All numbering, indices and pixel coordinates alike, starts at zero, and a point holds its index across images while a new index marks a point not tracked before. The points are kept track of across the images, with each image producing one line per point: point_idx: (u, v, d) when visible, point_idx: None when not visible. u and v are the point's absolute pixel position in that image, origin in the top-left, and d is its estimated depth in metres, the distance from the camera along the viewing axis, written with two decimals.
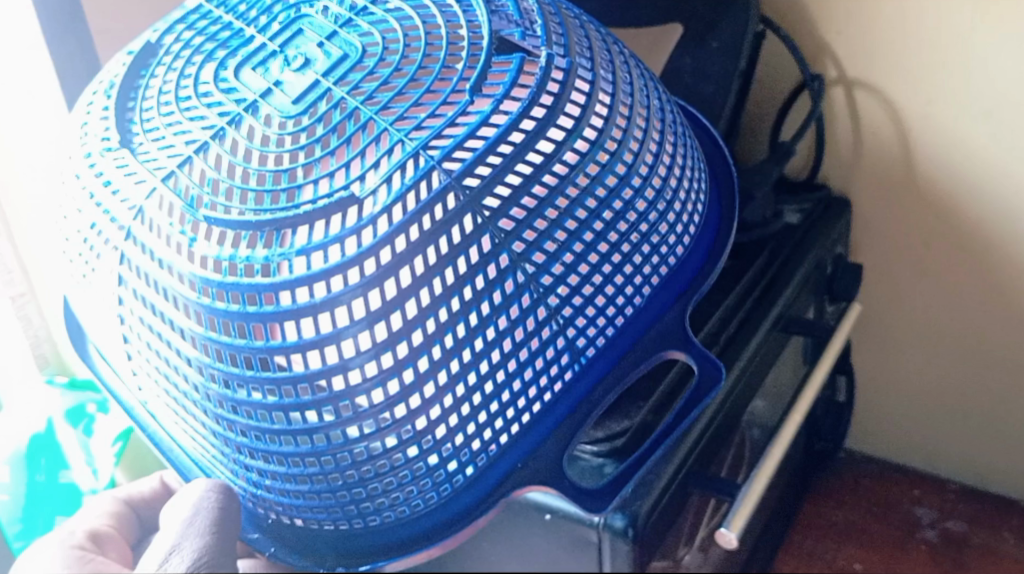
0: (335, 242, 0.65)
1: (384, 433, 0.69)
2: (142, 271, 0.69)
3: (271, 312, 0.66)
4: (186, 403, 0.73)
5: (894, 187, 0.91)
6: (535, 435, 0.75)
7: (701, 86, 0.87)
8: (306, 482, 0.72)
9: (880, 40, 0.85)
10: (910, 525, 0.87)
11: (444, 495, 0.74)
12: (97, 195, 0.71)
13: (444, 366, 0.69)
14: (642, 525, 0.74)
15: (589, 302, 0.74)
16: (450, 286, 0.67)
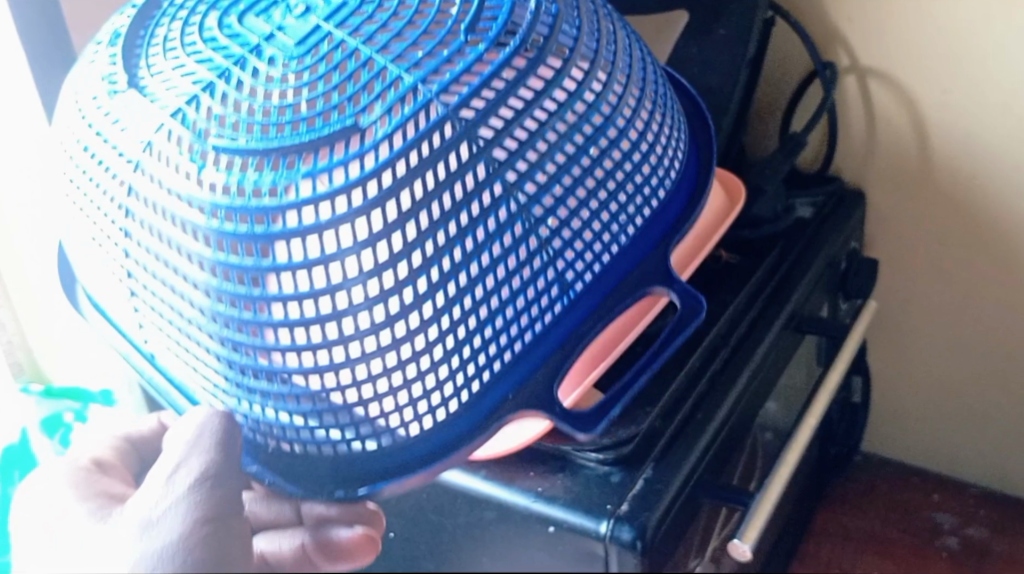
0: (338, 164, 0.61)
1: (384, 354, 0.64)
2: (151, 202, 0.64)
3: (278, 233, 0.61)
4: (184, 329, 0.67)
5: (909, 179, 0.87)
6: (526, 366, 0.71)
7: (706, 76, 0.83)
8: (298, 403, 0.67)
9: (895, 27, 0.82)
10: (930, 532, 0.82)
11: (433, 428, 0.68)
12: (103, 130, 0.66)
13: (442, 286, 0.64)
14: (651, 536, 0.70)
15: (578, 233, 0.70)
16: (447, 211, 0.63)
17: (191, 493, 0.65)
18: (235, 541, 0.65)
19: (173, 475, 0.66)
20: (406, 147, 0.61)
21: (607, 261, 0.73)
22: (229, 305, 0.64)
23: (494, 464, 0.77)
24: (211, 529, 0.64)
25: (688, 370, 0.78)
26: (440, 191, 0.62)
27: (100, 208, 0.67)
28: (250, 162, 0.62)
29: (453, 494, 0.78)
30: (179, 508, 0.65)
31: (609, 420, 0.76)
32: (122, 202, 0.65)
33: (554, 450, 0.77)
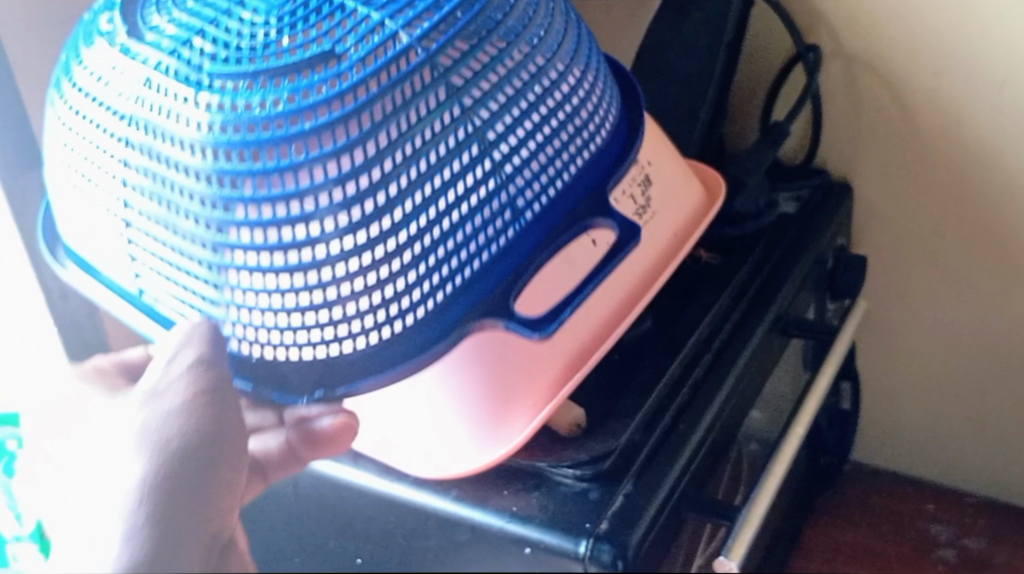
0: (321, 83, 0.60)
1: (349, 258, 0.61)
2: (151, 127, 0.61)
3: (269, 138, 0.60)
4: (170, 256, 0.64)
5: (898, 168, 0.82)
6: (467, 299, 0.67)
7: (683, 63, 0.78)
8: (267, 301, 0.63)
9: (878, 7, 0.77)
10: (927, 543, 0.78)
11: (386, 345, 0.65)
12: (98, 69, 0.64)
13: (405, 196, 0.61)
14: (632, 557, 0.64)
15: (527, 157, 0.66)
16: (413, 125, 0.61)
17: (181, 400, 0.64)
18: (218, 463, 0.64)
19: (166, 379, 0.65)
20: (383, 69, 0.60)
21: (551, 197, 0.69)
22: (224, 210, 0.61)
23: (466, 483, 0.71)
24: (198, 448, 0.64)
25: (668, 378, 0.73)
26: (399, 111, 0.61)
27: (91, 145, 0.64)
28: (242, 85, 0.60)
29: (425, 517, 0.72)
30: (180, 383, 0.64)
31: (586, 434, 0.71)
32: (116, 132, 0.62)
33: (529, 467, 0.71)
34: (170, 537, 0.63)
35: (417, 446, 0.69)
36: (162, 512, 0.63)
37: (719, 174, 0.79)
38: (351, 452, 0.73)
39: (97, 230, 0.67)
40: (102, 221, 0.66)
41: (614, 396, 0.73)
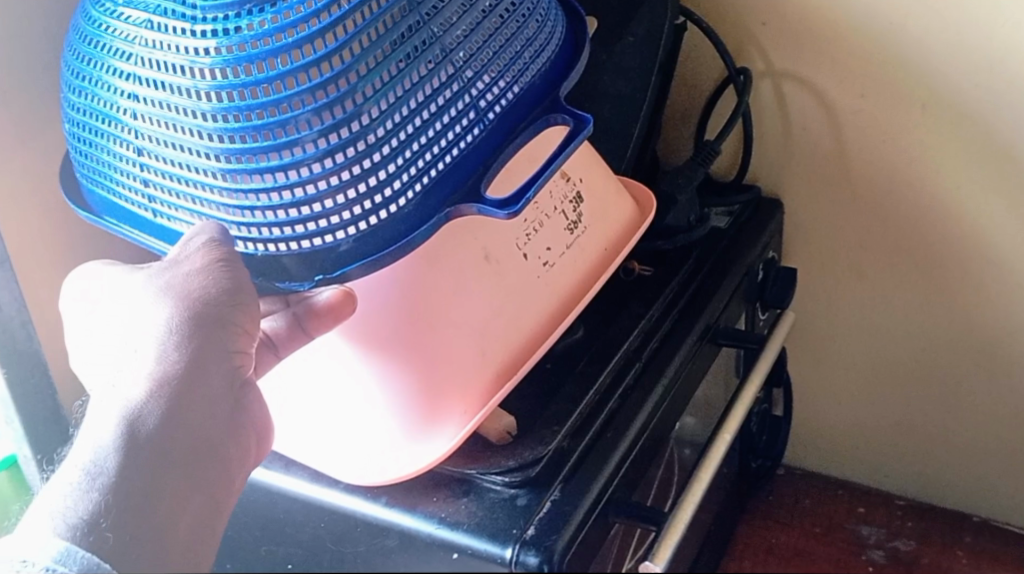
0: (298, 6, 0.62)
1: (330, 154, 0.64)
2: (155, 60, 0.64)
3: (259, 53, 0.62)
4: (176, 173, 0.67)
5: (826, 183, 0.84)
6: (435, 198, 0.68)
7: (615, 83, 0.78)
8: (262, 197, 0.66)
9: (806, 30, 0.78)
10: (855, 546, 0.87)
11: (367, 233, 0.67)
12: (102, 20, 0.68)
13: (379, 97, 0.63)
14: (559, 562, 0.67)
15: (487, 62, 0.68)
16: (378, 36, 0.63)
17: (200, 263, 0.64)
18: (235, 315, 0.65)
19: (183, 247, 0.65)
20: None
21: (507, 105, 0.71)
22: (224, 121, 0.64)
23: (395, 490, 0.73)
24: (214, 306, 0.64)
25: (598, 387, 0.75)
26: (365, 26, 0.63)
27: (101, 85, 0.67)
28: (230, 14, 0.63)
29: (353, 522, 0.74)
30: (177, 289, 0.65)
31: (515, 442, 0.73)
32: (124, 72, 0.66)
33: (458, 474, 0.73)
34: (192, 388, 0.63)
35: (351, 446, 0.72)
36: (185, 360, 0.63)
37: (650, 191, 0.81)
38: (281, 458, 0.75)
39: (112, 169, 0.70)
40: (117, 161, 0.69)
41: (539, 409, 0.75)
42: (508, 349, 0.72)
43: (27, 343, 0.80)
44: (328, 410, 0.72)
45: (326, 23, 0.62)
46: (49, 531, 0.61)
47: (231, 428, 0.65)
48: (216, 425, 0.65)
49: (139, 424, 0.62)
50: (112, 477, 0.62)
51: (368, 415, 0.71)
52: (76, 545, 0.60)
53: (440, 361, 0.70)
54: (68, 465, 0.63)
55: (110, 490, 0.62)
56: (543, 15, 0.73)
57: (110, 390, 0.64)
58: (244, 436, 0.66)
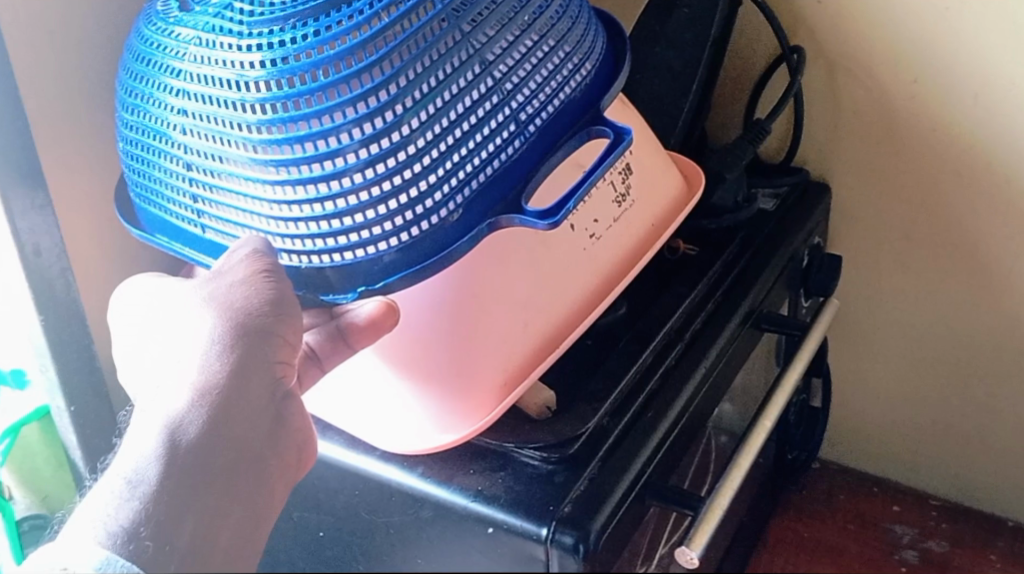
0: (344, 19, 0.61)
1: (372, 163, 0.62)
2: (203, 76, 0.63)
3: (303, 65, 0.61)
4: (223, 185, 0.65)
5: (874, 171, 0.83)
6: (478, 209, 0.66)
7: (670, 56, 0.79)
8: (305, 208, 0.64)
9: (860, 12, 0.77)
10: (889, 545, 0.82)
11: (410, 244, 0.65)
12: (152, 37, 0.67)
13: (420, 107, 0.62)
14: (595, 541, 0.64)
15: (528, 79, 0.66)
16: (422, 49, 0.61)
17: (244, 274, 0.63)
18: (278, 326, 0.62)
19: (227, 259, 0.64)
20: (388, 7, 0.61)
21: (551, 116, 0.69)
22: (268, 133, 0.62)
23: (433, 460, 0.71)
24: (260, 320, 0.62)
25: (639, 366, 0.73)
26: (409, 39, 0.61)
27: (151, 101, 0.66)
28: (276, 28, 0.62)
29: (387, 492, 0.72)
30: (218, 303, 0.62)
31: (555, 416, 0.71)
32: (174, 88, 0.64)
33: (495, 447, 0.71)
34: (236, 393, 0.61)
35: (386, 423, 0.71)
36: (230, 366, 0.61)
37: (699, 168, 0.80)
38: (318, 423, 0.75)
39: (162, 184, 0.69)
40: (168, 178, 0.68)
41: (581, 383, 0.73)
42: (548, 332, 0.70)
43: (66, 291, 0.75)
44: (370, 392, 0.71)
45: (365, 34, 0.61)
46: (92, 541, 0.58)
47: (274, 438, 0.62)
48: (259, 434, 0.62)
49: (181, 433, 0.60)
50: (153, 485, 0.59)
51: (404, 398, 0.70)
52: (117, 554, 0.58)
53: (480, 357, 0.68)
54: (110, 474, 0.60)
55: (151, 499, 0.59)
56: (584, 33, 0.71)
57: (157, 398, 0.62)
58: (287, 443, 0.63)
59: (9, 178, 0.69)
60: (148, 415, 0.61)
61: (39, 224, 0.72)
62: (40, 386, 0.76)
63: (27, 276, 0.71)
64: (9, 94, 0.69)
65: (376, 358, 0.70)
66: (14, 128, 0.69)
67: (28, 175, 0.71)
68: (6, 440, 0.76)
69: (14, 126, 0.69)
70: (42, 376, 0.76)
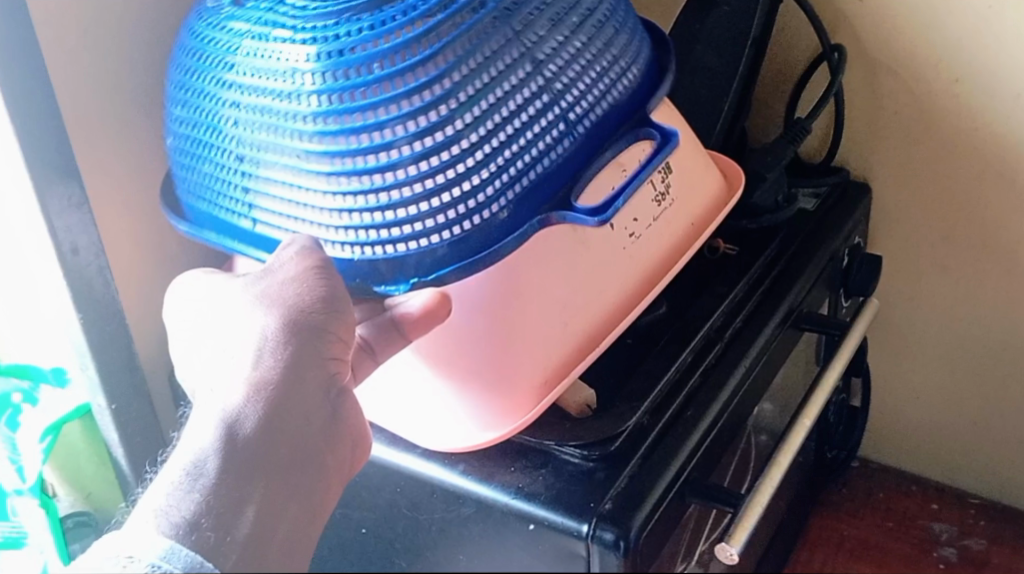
0: (396, 17, 0.63)
1: (425, 157, 0.63)
2: (258, 70, 0.65)
3: (355, 58, 0.63)
4: (275, 177, 0.66)
5: (914, 172, 0.82)
6: (526, 207, 0.67)
7: (710, 55, 0.80)
8: (357, 201, 0.65)
9: (901, 11, 0.76)
10: (927, 541, 0.84)
11: (460, 239, 0.66)
12: (207, 36, 0.69)
13: (472, 103, 0.63)
14: (636, 538, 0.65)
15: (577, 77, 0.68)
16: (474, 49, 0.63)
17: (294, 272, 0.64)
18: (330, 323, 0.63)
19: (278, 258, 0.65)
20: (438, 3, 0.63)
21: (600, 116, 0.69)
22: (321, 126, 0.63)
23: (472, 457, 0.71)
24: (311, 317, 0.63)
25: (679, 365, 0.74)
26: (460, 36, 0.63)
27: (205, 94, 0.68)
28: (327, 26, 0.64)
29: (428, 489, 0.72)
30: (269, 300, 0.64)
31: (595, 415, 0.72)
32: (229, 83, 0.66)
33: (535, 445, 0.71)
34: (292, 389, 0.62)
35: (431, 422, 0.72)
36: (285, 362, 0.62)
37: (740, 169, 0.80)
38: None
39: (215, 181, 0.70)
40: (221, 174, 0.70)
41: (620, 383, 0.74)
42: (588, 330, 0.71)
43: (105, 290, 0.75)
44: (415, 388, 0.72)
45: (416, 30, 0.63)
46: (153, 531, 0.59)
47: (330, 433, 0.63)
48: (313, 428, 0.62)
49: (238, 427, 0.61)
50: (212, 477, 0.60)
51: (449, 394, 0.71)
52: (179, 544, 0.58)
53: (520, 353, 0.69)
54: (171, 466, 0.61)
55: (211, 490, 0.60)
56: (631, 37, 0.72)
57: (215, 396, 0.63)
58: (340, 443, 0.63)
59: (46, 179, 0.69)
60: (206, 408, 0.63)
61: (77, 221, 0.72)
62: (80, 383, 0.76)
63: (64, 274, 0.71)
64: (43, 95, 0.68)
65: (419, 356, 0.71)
66: (51, 127, 0.69)
67: (65, 174, 0.70)
68: (49, 437, 0.75)
69: (49, 125, 0.69)
70: (82, 373, 0.76)
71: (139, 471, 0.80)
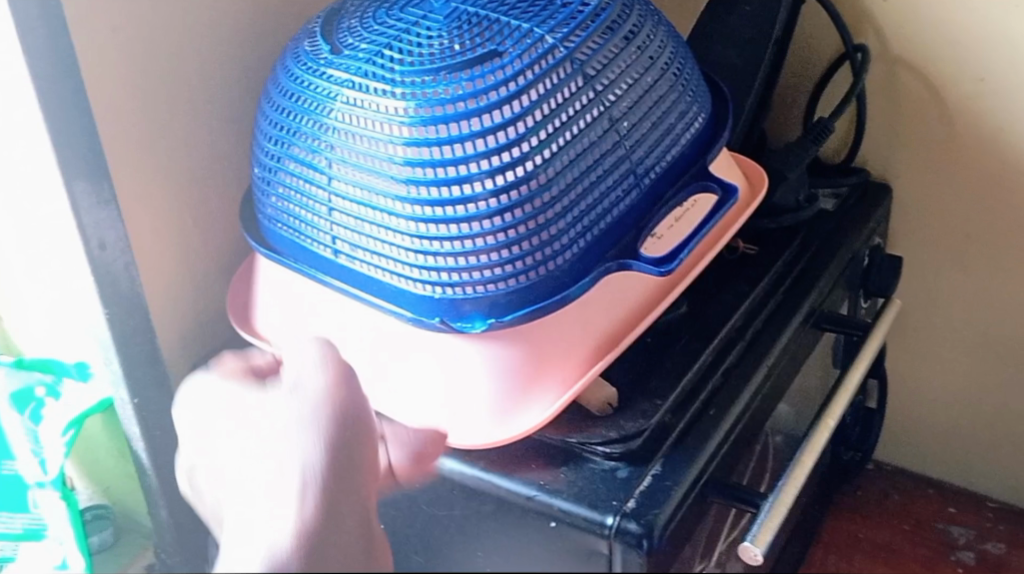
0: (480, 69, 0.66)
1: (502, 212, 0.66)
2: (351, 117, 0.68)
3: (444, 116, 0.65)
4: (363, 216, 0.69)
5: (936, 172, 0.82)
6: (593, 254, 0.70)
7: (732, 54, 0.80)
8: (436, 245, 0.68)
9: (926, 10, 0.76)
10: (946, 544, 0.87)
11: (526, 287, 0.68)
12: (305, 77, 0.71)
13: (545, 147, 0.66)
14: (660, 536, 0.65)
15: (646, 133, 0.70)
16: (548, 98, 0.66)
17: (325, 379, 0.61)
18: (364, 436, 0.59)
19: (303, 368, 0.62)
20: (536, 62, 0.66)
21: (662, 170, 0.72)
22: (408, 173, 0.67)
23: (493, 455, 0.71)
24: (345, 428, 0.59)
25: (701, 363, 0.73)
26: (542, 86, 0.66)
27: (301, 136, 0.71)
28: (427, 81, 0.66)
29: (449, 486, 0.72)
30: (302, 415, 0.59)
31: (617, 413, 0.71)
32: (329, 127, 0.69)
33: (557, 442, 0.71)
34: (337, 493, 0.57)
35: (455, 415, 0.71)
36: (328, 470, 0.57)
37: (762, 169, 0.80)
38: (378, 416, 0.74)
39: (301, 216, 0.73)
40: (310, 212, 0.73)
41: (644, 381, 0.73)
42: (613, 328, 0.71)
43: (131, 286, 0.74)
44: (432, 386, 0.71)
45: (508, 82, 0.65)
46: None
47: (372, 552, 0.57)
48: (357, 543, 0.57)
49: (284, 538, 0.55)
50: None
51: (472, 388, 0.70)
52: None
53: (546, 347, 0.69)
54: None
55: None
56: (694, 92, 0.74)
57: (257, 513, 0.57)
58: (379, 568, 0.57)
59: (75, 172, 0.68)
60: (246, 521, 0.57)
61: (104, 218, 0.71)
62: (104, 377, 0.77)
63: (92, 273, 0.71)
64: (75, 92, 0.67)
65: (443, 351, 0.71)
66: (81, 124, 0.68)
67: (93, 170, 0.70)
68: (71, 431, 0.77)
69: (80, 123, 0.68)
70: (106, 369, 0.76)
71: (159, 467, 0.79)
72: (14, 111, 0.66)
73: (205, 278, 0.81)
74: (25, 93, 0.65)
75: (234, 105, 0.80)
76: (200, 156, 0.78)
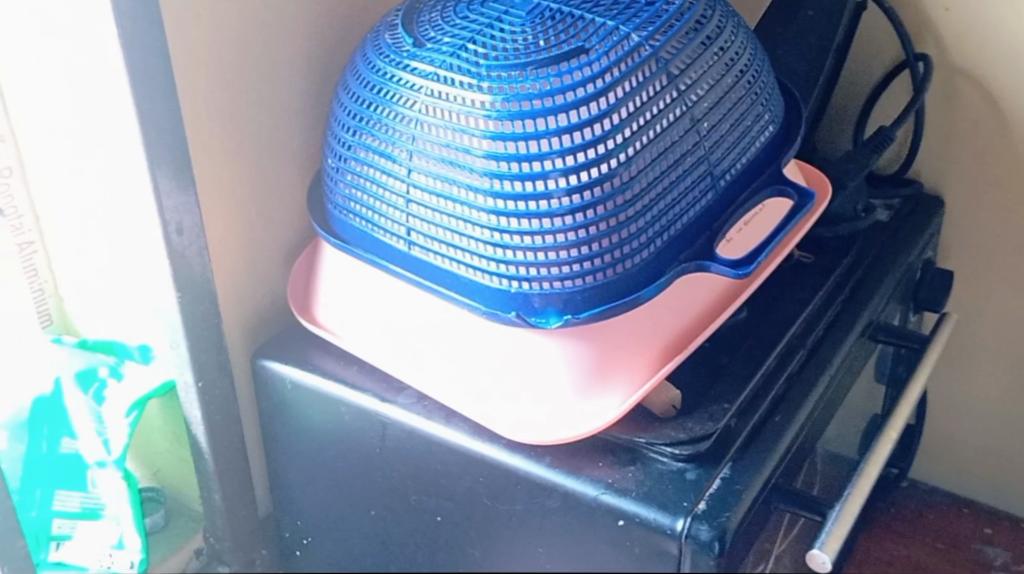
0: (566, 64, 0.66)
1: (584, 208, 0.66)
2: (434, 109, 0.68)
3: (529, 111, 0.66)
4: (441, 208, 0.70)
5: (991, 186, 0.85)
6: (667, 255, 0.70)
7: (799, 62, 0.82)
8: (514, 240, 0.68)
9: (994, 26, 0.79)
10: (980, 566, 0.80)
11: (602, 284, 0.68)
12: (386, 68, 0.71)
13: (628, 144, 0.66)
14: (731, 540, 0.64)
15: (722, 138, 0.71)
16: (633, 96, 0.66)
17: None
18: None
19: None
20: (623, 59, 0.66)
21: (736, 174, 0.73)
22: (490, 166, 0.67)
23: (560, 452, 0.71)
24: None
25: (765, 369, 0.74)
26: (628, 84, 0.66)
27: (380, 127, 0.71)
28: (513, 75, 0.66)
29: (513, 481, 0.71)
30: None
31: (681, 415, 0.71)
32: (409, 117, 0.69)
33: (624, 442, 0.71)
34: None
35: (526, 413, 0.71)
36: None
37: (824, 176, 0.81)
38: (443, 409, 0.74)
39: (376, 206, 0.73)
40: (384, 202, 0.73)
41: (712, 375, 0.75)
42: (682, 328, 0.72)
43: (203, 271, 0.74)
44: (505, 377, 0.72)
45: (594, 79, 0.66)
46: None
47: None
48: None
49: None
50: None
51: (546, 381, 0.70)
52: None
53: (619, 342, 0.70)
54: None
55: None
56: (767, 97, 0.75)
57: None
58: None
59: (159, 152, 0.68)
60: None
61: (183, 203, 0.71)
62: (169, 360, 0.76)
63: (170, 257, 0.71)
64: (162, 71, 0.67)
65: (516, 345, 0.71)
66: (169, 105, 0.68)
67: (175, 154, 0.69)
68: (135, 412, 0.76)
69: (166, 105, 0.68)
70: (174, 352, 0.76)
71: (218, 453, 0.79)
72: (101, 88, 0.66)
73: (273, 257, 0.82)
74: (116, 71, 0.65)
75: (315, 90, 0.80)
76: (279, 134, 0.79)
